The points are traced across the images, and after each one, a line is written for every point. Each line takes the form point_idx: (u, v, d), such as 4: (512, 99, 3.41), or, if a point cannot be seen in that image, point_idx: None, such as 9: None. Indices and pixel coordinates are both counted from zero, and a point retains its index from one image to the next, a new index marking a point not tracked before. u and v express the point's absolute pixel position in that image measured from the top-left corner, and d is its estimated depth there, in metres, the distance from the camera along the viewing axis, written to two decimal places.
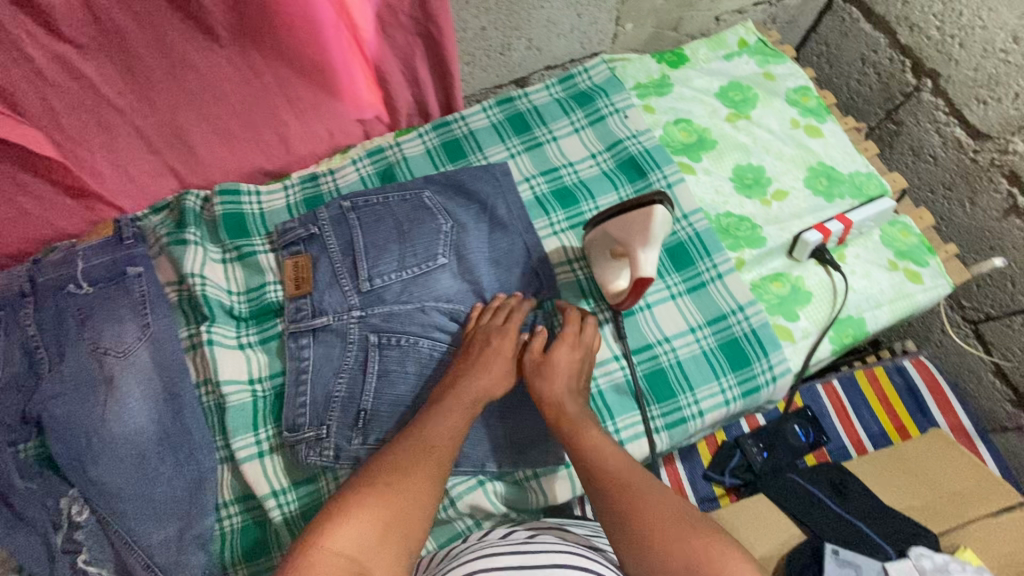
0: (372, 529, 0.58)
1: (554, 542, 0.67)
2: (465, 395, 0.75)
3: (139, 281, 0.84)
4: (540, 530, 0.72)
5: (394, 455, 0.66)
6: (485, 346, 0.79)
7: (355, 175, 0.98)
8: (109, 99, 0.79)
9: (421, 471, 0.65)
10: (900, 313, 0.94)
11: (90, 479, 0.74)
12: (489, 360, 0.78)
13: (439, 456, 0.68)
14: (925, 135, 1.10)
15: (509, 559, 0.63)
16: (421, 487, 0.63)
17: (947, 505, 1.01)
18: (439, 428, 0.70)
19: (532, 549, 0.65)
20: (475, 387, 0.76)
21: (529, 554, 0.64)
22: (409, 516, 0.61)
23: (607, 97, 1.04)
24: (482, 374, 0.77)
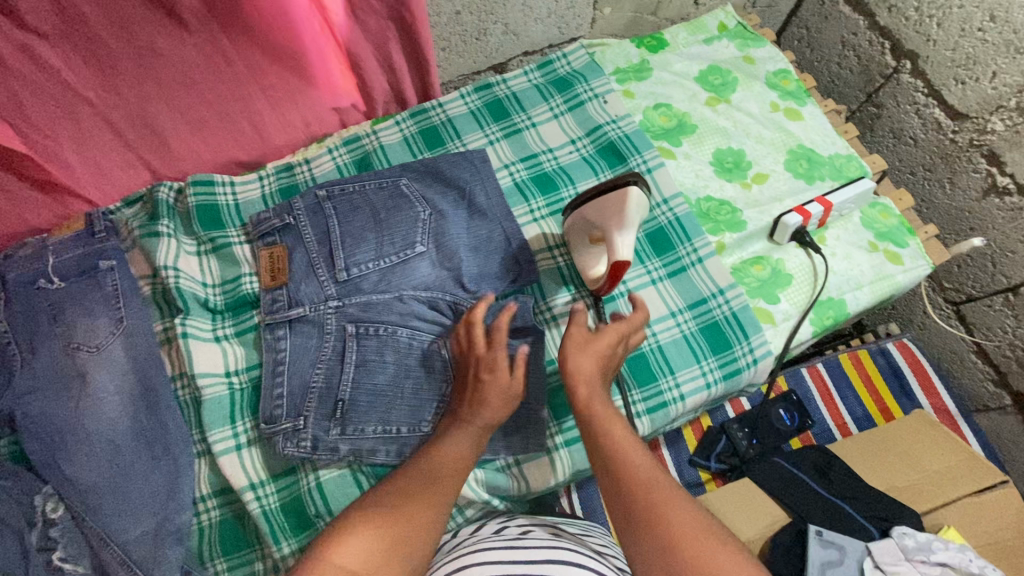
0: (376, 549, 0.58)
1: (551, 538, 0.66)
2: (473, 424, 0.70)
3: (112, 275, 0.83)
4: (533, 526, 0.71)
5: (404, 477, 0.66)
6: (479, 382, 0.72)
7: (331, 164, 0.97)
8: (76, 90, 0.77)
9: (428, 495, 0.64)
10: (881, 294, 0.94)
11: (64, 476, 0.73)
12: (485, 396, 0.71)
13: (447, 483, 0.66)
14: (905, 117, 1.10)
15: (503, 553, 0.62)
16: (427, 510, 0.62)
17: (929, 485, 1.01)
18: (449, 455, 0.68)
19: (524, 544, 0.63)
20: (484, 421, 0.71)
21: (524, 548, 0.62)
22: (413, 537, 0.60)
23: (586, 81, 1.03)
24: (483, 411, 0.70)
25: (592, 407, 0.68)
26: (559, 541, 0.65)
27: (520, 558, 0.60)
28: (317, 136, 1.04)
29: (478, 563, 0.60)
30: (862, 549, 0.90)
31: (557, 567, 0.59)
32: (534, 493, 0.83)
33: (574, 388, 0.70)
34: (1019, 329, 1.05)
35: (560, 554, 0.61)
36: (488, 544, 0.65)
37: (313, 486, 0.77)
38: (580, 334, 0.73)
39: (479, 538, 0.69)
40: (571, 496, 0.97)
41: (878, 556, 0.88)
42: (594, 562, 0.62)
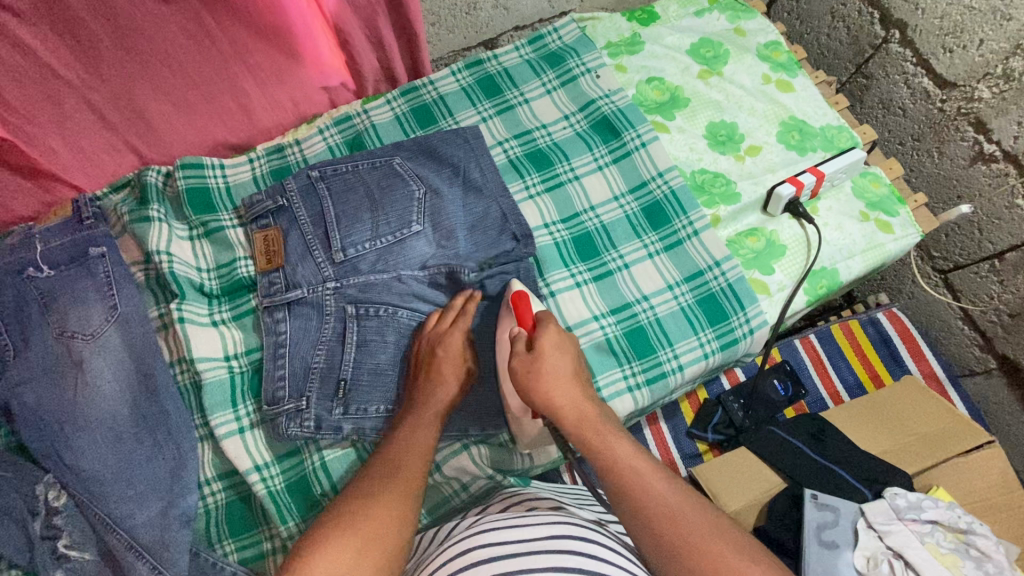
0: (346, 554, 0.56)
1: (553, 512, 0.67)
2: (431, 406, 0.73)
3: (103, 262, 0.81)
4: (535, 500, 0.72)
5: (371, 479, 0.64)
6: (432, 358, 0.76)
7: (322, 145, 0.96)
8: (57, 73, 0.74)
9: (394, 488, 0.63)
10: (873, 263, 0.95)
11: (66, 464, 0.72)
12: (437, 365, 0.75)
13: (411, 475, 0.65)
14: (893, 87, 1.11)
15: (510, 528, 0.62)
16: (391, 507, 0.61)
17: (919, 447, 1.04)
18: (410, 449, 0.68)
19: (527, 520, 0.63)
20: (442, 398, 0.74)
21: (530, 523, 0.63)
22: (383, 536, 0.59)
23: (578, 56, 1.02)
24: (439, 385, 0.74)
25: (585, 428, 0.67)
26: (563, 514, 0.66)
27: (528, 534, 0.60)
28: (307, 116, 1.03)
29: (487, 541, 0.60)
30: (854, 510, 0.93)
31: (560, 542, 0.59)
32: (539, 467, 0.84)
33: (561, 419, 0.67)
34: (1005, 294, 1.07)
35: (566, 527, 0.62)
36: (492, 521, 0.65)
37: (318, 465, 0.78)
38: (523, 364, 0.69)
39: (482, 516, 0.69)
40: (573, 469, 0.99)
41: (872, 517, 0.91)
42: (599, 532, 0.63)
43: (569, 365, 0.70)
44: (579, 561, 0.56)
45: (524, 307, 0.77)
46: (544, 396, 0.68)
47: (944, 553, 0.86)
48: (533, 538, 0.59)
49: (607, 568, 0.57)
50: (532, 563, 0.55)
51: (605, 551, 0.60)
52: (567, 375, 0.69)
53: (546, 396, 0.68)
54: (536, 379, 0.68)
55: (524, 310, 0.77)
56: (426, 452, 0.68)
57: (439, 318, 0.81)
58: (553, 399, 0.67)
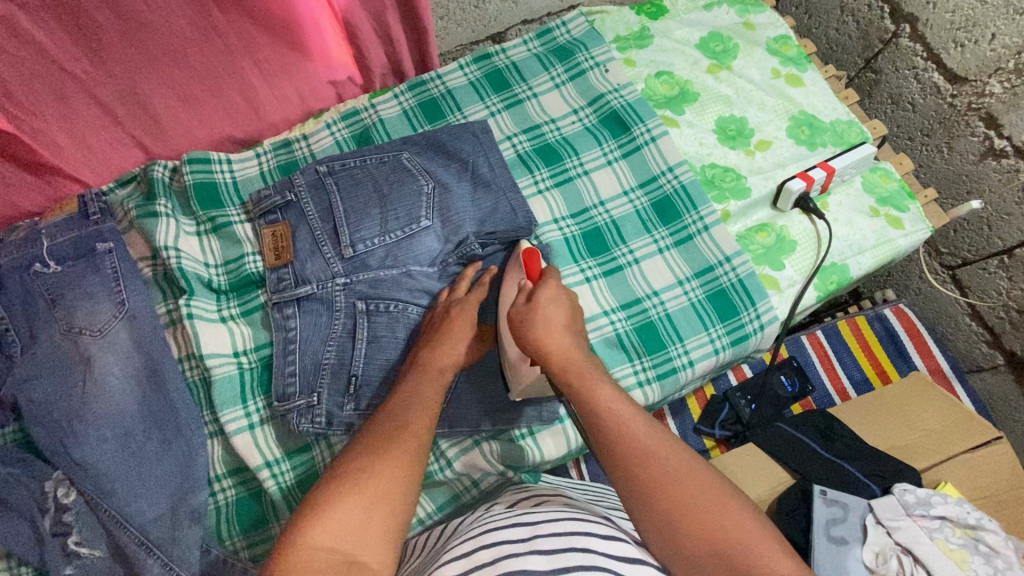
0: (355, 513, 0.53)
1: (559, 510, 0.65)
2: (432, 364, 0.71)
3: (110, 257, 0.80)
4: (547, 497, 0.71)
5: (375, 433, 0.61)
6: (446, 314, 0.76)
7: (329, 140, 0.95)
8: (63, 66, 0.73)
9: (402, 444, 0.59)
10: (883, 258, 0.95)
11: (75, 461, 0.72)
12: (448, 322, 0.75)
13: (419, 429, 0.62)
14: (903, 82, 1.10)
15: (513, 529, 0.60)
16: (401, 462, 0.58)
17: (926, 443, 1.04)
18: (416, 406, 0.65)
19: (531, 521, 0.61)
20: (442, 358, 0.72)
21: (535, 523, 0.61)
22: (392, 493, 0.55)
23: (587, 50, 1.01)
24: (447, 340, 0.73)
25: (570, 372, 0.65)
26: (567, 512, 0.64)
27: (530, 534, 0.59)
28: (313, 111, 1.02)
29: (490, 543, 0.58)
30: (863, 506, 0.93)
31: (565, 539, 0.57)
32: (549, 462, 0.83)
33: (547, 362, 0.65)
34: (1014, 290, 1.07)
35: (572, 524, 0.60)
36: (496, 522, 0.63)
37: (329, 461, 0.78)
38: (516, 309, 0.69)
39: (488, 516, 0.68)
40: (580, 464, 0.99)
41: (880, 513, 0.91)
42: (606, 529, 0.61)
43: (566, 316, 0.68)
44: (580, 558, 0.54)
45: (534, 260, 0.77)
46: (535, 340, 0.66)
47: (953, 549, 0.86)
48: (537, 537, 0.58)
49: (612, 564, 0.54)
50: (532, 563, 0.54)
51: (611, 547, 0.57)
52: (562, 325, 0.67)
53: (537, 341, 0.66)
54: (529, 327, 0.67)
55: (533, 266, 0.77)
56: (433, 410, 0.65)
57: (451, 291, 0.81)
58: (545, 346, 0.66)
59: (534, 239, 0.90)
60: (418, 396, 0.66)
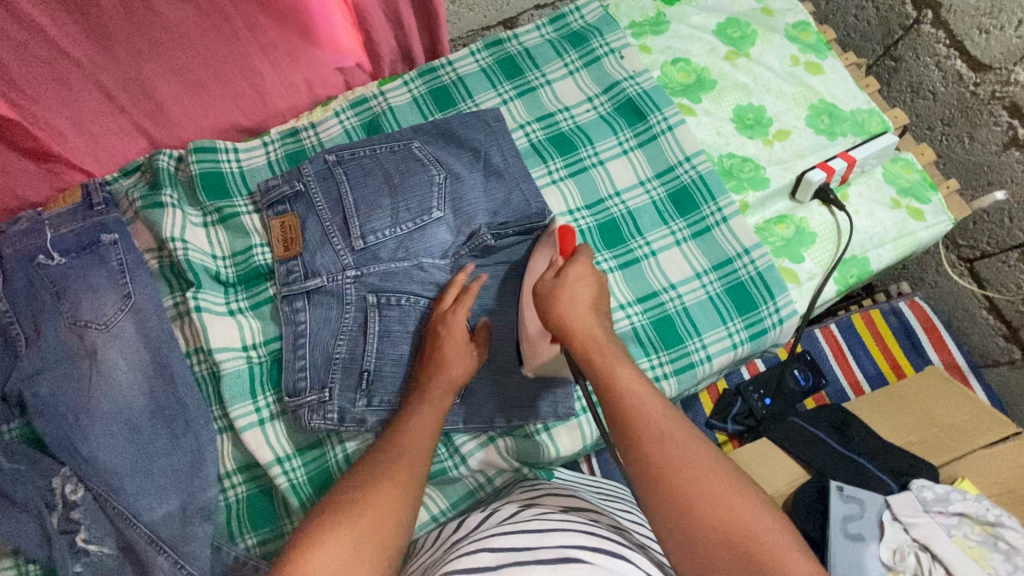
0: (343, 547, 0.51)
1: (569, 518, 0.62)
2: (432, 389, 0.70)
3: (115, 249, 0.78)
4: (563, 501, 0.69)
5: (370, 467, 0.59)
6: (436, 340, 0.73)
7: (338, 128, 0.92)
8: (64, 51, 0.71)
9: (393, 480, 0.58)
10: (904, 251, 0.93)
11: (83, 456, 0.71)
12: (442, 341, 0.72)
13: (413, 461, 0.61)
14: (924, 70, 1.07)
15: (519, 536, 0.58)
16: (393, 496, 0.56)
17: (945, 439, 1.03)
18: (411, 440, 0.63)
19: (541, 529, 0.59)
20: (443, 384, 0.70)
21: (543, 531, 0.58)
22: (383, 530, 0.54)
23: (601, 36, 0.98)
24: (444, 365, 0.71)
25: (593, 350, 0.63)
26: (578, 522, 0.61)
27: (536, 543, 0.56)
28: (321, 98, 0.99)
29: (492, 547, 0.56)
30: (880, 502, 0.91)
31: (573, 550, 0.54)
32: (563, 459, 0.81)
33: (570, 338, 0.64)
34: None
35: (580, 536, 0.57)
36: (501, 529, 0.60)
37: (341, 458, 0.77)
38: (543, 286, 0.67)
39: (500, 521, 0.65)
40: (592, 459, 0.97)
41: (897, 509, 0.89)
42: (622, 549, 0.57)
43: (593, 296, 0.66)
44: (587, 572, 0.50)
45: (568, 239, 0.73)
46: (559, 317, 0.64)
47: (972, 547, 0.85)
48: (543, 545, 0.55)
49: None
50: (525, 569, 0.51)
51: (622, 568, 0.53)
52: (588, 304, 0.65)
53: (560, 316, 0.64)
54: (553, 302, 0.65)
55: (567, 243, 0.73)
56: (427, 443, 0.64)
57: (443, 299, 0.77)
58: (566, 320, 0.64)
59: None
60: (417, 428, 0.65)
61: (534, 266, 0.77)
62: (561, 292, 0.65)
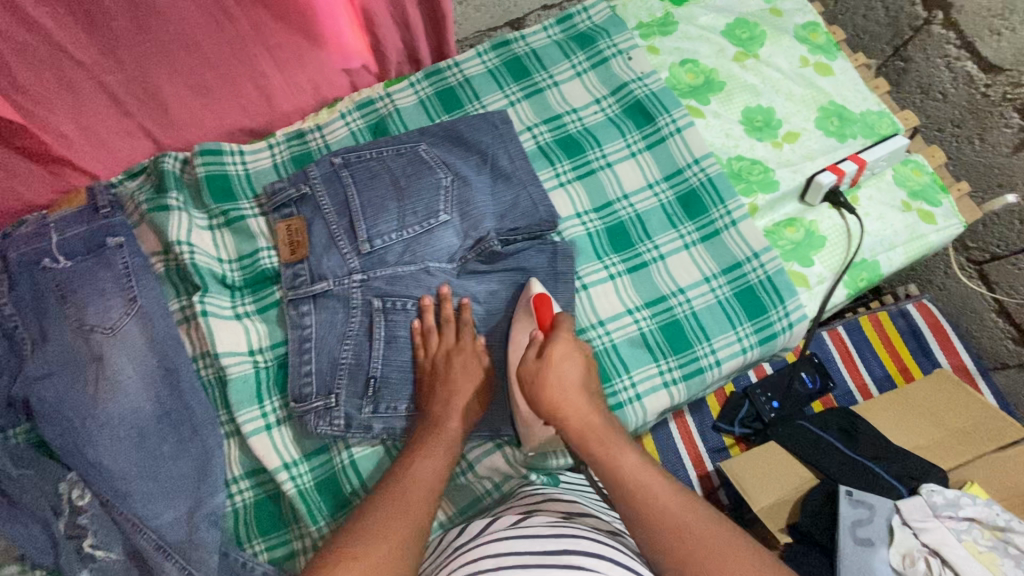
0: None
1: (574, 524, 0.63)
2: (445, 433, 0.69)
3: (120, 253, 0.78)
4: (570, 510, 0.68)
5: (372, 519, 0.59)
6: (446, 378, 0.73)
7: (344, 131, 0.92)
8: (69, 53, 0.70)
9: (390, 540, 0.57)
10: (914, 255, 0.92)
11: (89, 461, 0.70)
12: (453, 381, 0.73)
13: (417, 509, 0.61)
14: (934, 71, 1.06)
15: (522, 540, 0.59)
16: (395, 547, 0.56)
17: (953, 442, 1.02)
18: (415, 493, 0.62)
19: (545, 534, 0.59)
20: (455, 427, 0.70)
21: (545, 536, 0.59)
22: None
23: (609, 37, 0.97)
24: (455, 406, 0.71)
25: (588, 429, 0.64)
26: (583, 528, 0.61)
27: (538, 548, 0.57)
28: (326, 100, 0.99)
29: (485, 554, 0.57)
30: (889, 507, 0.90)
31: (574, 557, 0.55)
32: (572, 463, 0.80)
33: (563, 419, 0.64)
34: None
35: (582, 542, 0.57)
36: (506, 534, 0.61)
37: (348, 463, 0.76)
38: (530, 366, 0.67)
39: (500, 526, 0.66)
40: None
41: (907, 513, 0.88)
42: (617, 553, 0.57)
43: (581, 374, 0.67)
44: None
45: (544, 310, 0.74)
46: (551, 404, 0.65)
47: (982, 551, 0.84)
48: (546, 551, 0.56)
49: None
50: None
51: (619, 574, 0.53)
52: (576, 384, 0.66)
53: (552, 403, 0.65)
54: (543, 387, 0.65)
55: (545, 315, 0.74)
56: (434, 491, 0.64)
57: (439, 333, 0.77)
58: (559, 407, 0.64)
59: (556, 235, 0.88)
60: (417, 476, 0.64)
61: (516, 338, 0.76)
62: (546, 375, 0.65)
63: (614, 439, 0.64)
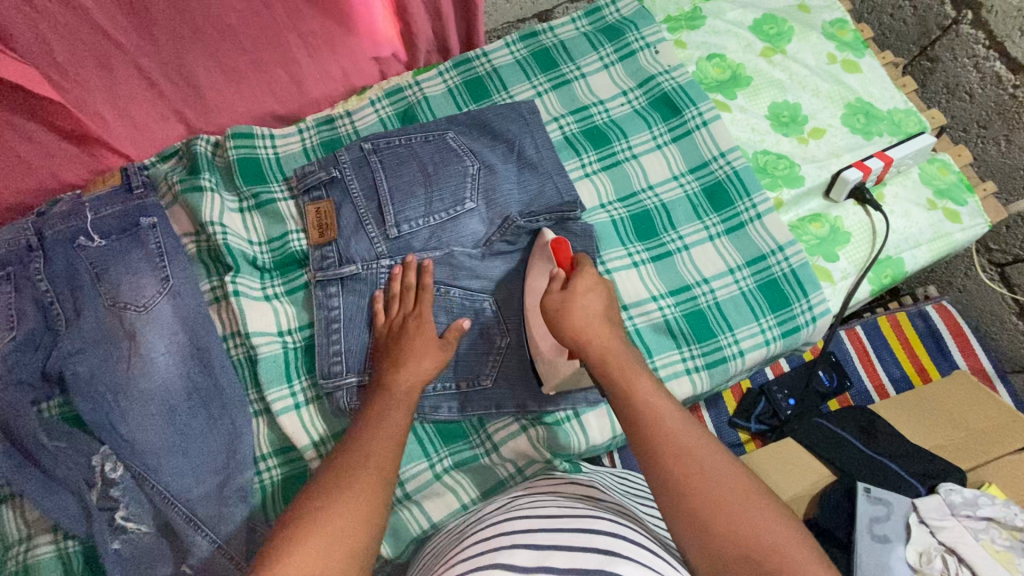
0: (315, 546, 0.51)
1: (592, 506, 0.63)
2: (399, 387, 0.68)
3: (154, 232, 0.79)
4: (586, 492, 0.68)
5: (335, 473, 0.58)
6: (402, 337, 0.72)
7: (373, 117, 0.93)
8: (109, 34, 0.71)
9: (359, 484, 0.57)
10: (938, 254, 0.92)
11: (121, 436, 0.72)
12: (406, 341, 0.72)
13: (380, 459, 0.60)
14: (962, 71, 1.06)
15: (536, 519, 0.60)
16: (359, 496, 0.56)
17: (972, 443, 1.02)
18: (381, 441, 0.62)
19: (562, 515, 0.60)
20: (414, 376, 0.69)
21: (562, 516, 0.60)
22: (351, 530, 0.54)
23: (637, 30, 0.98)
24: (413, 359, 0.70)
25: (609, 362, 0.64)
26: (601, 511, 0.62)
27: (553, 526, 0.58)
28: (356, 88, 1.00)
29: (502, 533, 0.58)
30: (907, 506, 0.90)
31: (590, 537, 0.55)
32: (592, 449, 0.80)
33: (586, 350, 0.65)
34: None
35: (599, 522, 0.58)
36: (522, 513, 0.62)
37: None
38: (554, 297, 0.68)
39: (513, 504, 0.67)
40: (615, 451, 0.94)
41: (923, 511, 0.88)
42: (635, 536, 0.57)
43: (602, 304, 0.68)
44: (599, 562, 0.51)
45: (562, 250, 0.74)
46: (576, 332, 0.66)
47: (1001, 551, 0.82)
48: (560, 530, 0.56)
49: (629, 567, 0.50)
50: (523, 557, 0.53)
51: (635, 554, 0.53)
52: (599, 313, 0.67)
53: (575, 330, 0.66)
54: (567, 313, 0.66)
55: (562, 257, 0.74)
56: (395, 442, 0.63)
57: (390, 300, 0.76)
58: (583, 334, 0.66)
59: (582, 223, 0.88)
60: (382, 425, 0.64)
61: (534, 282, 0.78)
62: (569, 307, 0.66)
63: (636, 369, 0.64)
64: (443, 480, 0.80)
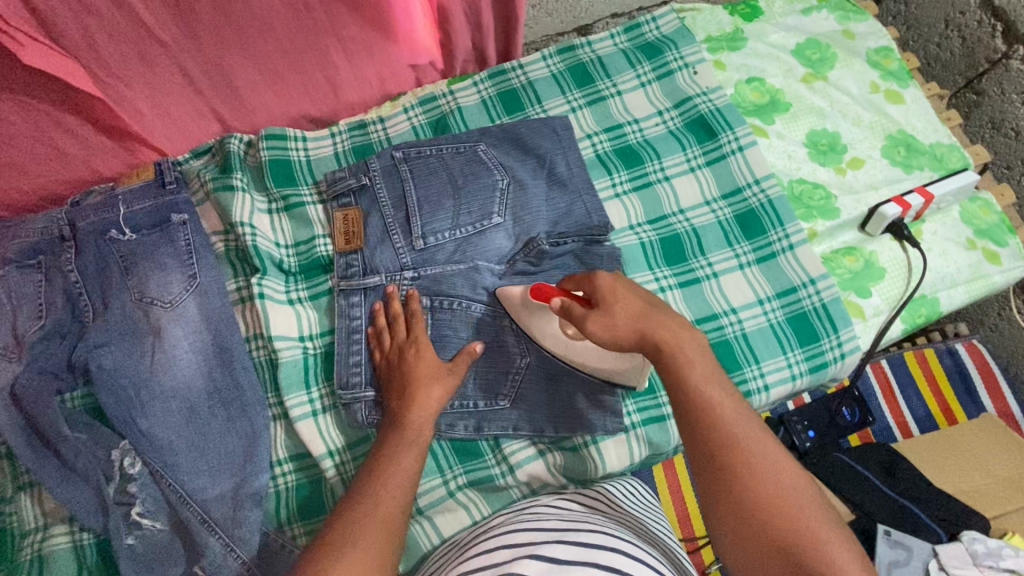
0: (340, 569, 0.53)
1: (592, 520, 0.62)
2: (411, 422, 0.68)
3: (184, 230, 0.80)
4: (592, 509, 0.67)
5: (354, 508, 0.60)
6: (405, 366, 0.71)
7: (406, 125, 0.93)
8: (152, 30, 0.72)
9: (376, 522, 0.58)
10: (976, 294, 0.89)
11: (142, 431, 0.72)
12: (410, 372, 0.71)
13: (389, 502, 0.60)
14: (1009, 107, 1.02)
15: (538, 533, 0.59)
16: (375, 536, 0.57)
17: (998, 490, 0.98)
18: (392, 480, 0.62)
19: (564, 528, 0.59)
20: (427, 406, 0.69)
21: (562, 530, 0.59)
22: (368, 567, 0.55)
23: (676, 48, 0.96)
24: (422, 388, 0.70)
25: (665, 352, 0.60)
26: (601, 524, 0.61)
27: (555, 538, 0.57)
28: (391, 94, 1.00)
29: (499, 546, 0.57)
30: (927, 551, 0.86)
31: (593, 551, 0.54)
32: (614, 474, 0.79)
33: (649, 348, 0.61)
34: None
35: (602, 536, 0.57)
36: (526, 526, 0.61)
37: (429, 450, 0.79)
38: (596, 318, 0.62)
39: (516, 518, 0.66)
40: None
41: (945, 559, 0.84)
42: (631, 546, 0.56)
43: (637, 300, 0.63)
44: None
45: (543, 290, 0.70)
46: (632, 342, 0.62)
47: None
48: (562, 543, 0.55)
49: None
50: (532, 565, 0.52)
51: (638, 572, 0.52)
52: (642, 311, 0.62)
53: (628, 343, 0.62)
54: (612, 331, 0.62)
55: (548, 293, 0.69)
56: (408, 488, 0.63)
57: (384, 332, 0.75)
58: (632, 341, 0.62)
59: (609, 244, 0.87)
60: (392, 464, 0.64)
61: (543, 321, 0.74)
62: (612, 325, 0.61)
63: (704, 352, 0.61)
64: (456, 498, 0.79)
